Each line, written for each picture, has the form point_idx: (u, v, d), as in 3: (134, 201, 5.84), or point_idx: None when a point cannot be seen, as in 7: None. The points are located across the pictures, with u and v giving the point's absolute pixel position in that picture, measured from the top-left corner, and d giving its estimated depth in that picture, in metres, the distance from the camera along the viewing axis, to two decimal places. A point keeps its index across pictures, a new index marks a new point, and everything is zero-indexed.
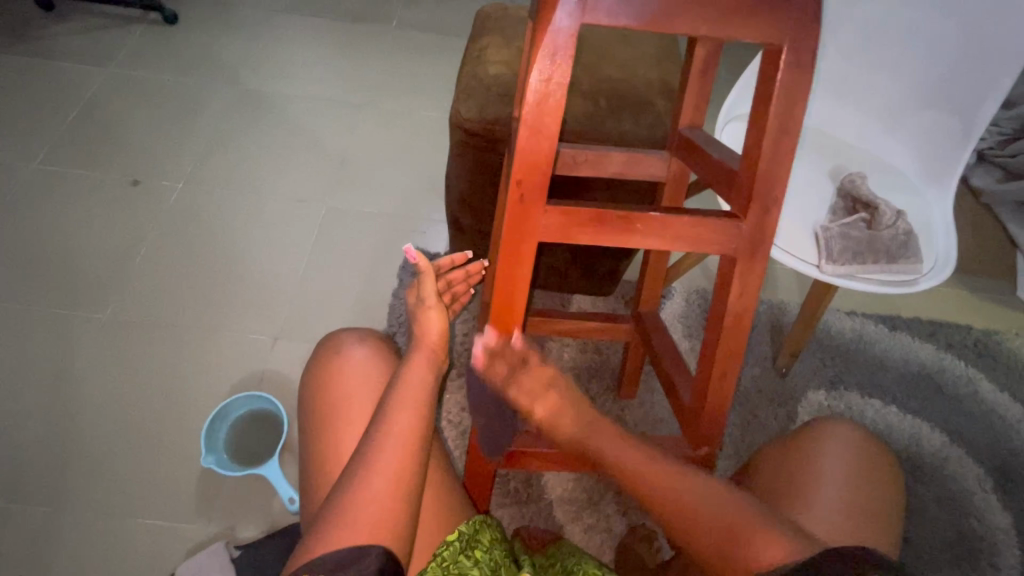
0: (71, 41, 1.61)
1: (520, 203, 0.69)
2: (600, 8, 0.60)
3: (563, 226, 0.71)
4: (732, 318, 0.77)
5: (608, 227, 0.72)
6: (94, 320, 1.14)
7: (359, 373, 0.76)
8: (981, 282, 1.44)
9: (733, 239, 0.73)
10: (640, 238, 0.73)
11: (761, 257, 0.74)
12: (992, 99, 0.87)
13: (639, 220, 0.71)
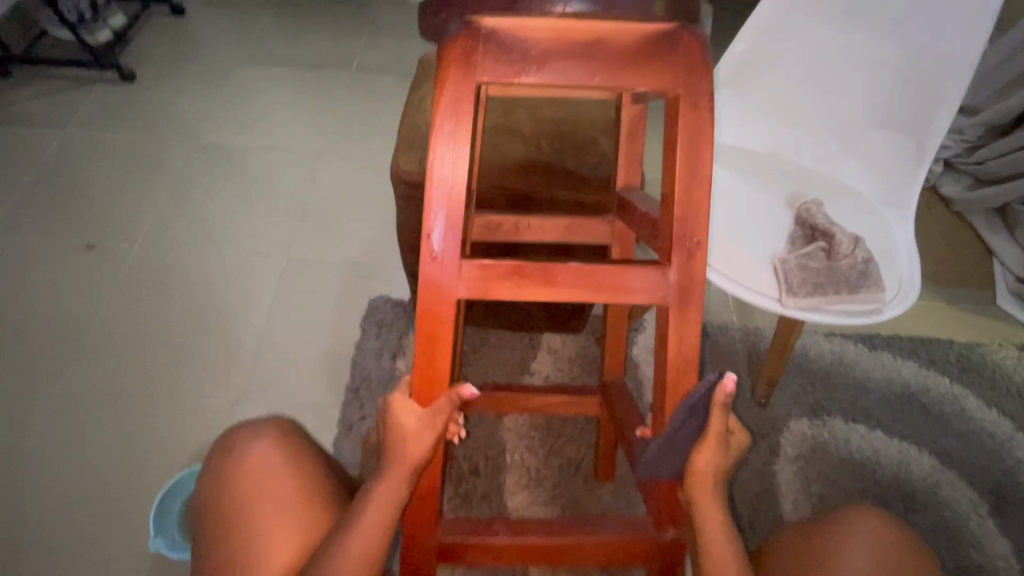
0: (29, 106, 1.62)
1: (432, 264, 0.54)
2: (491, 70, 0.50)
3: (477, 282, 0.55)
4: (668, 373, 0.58)
5: (521, 283, 0.56)
6: (48, 395, 1.13)
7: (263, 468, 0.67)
8: (960, 293, 1.41)
9: (659, 289, 0.56)
10: (564, 293, 0.56)
11: (694, 309, 0.57)
12: (943, 116, 0.86)
13: (558, 271, 0.55)
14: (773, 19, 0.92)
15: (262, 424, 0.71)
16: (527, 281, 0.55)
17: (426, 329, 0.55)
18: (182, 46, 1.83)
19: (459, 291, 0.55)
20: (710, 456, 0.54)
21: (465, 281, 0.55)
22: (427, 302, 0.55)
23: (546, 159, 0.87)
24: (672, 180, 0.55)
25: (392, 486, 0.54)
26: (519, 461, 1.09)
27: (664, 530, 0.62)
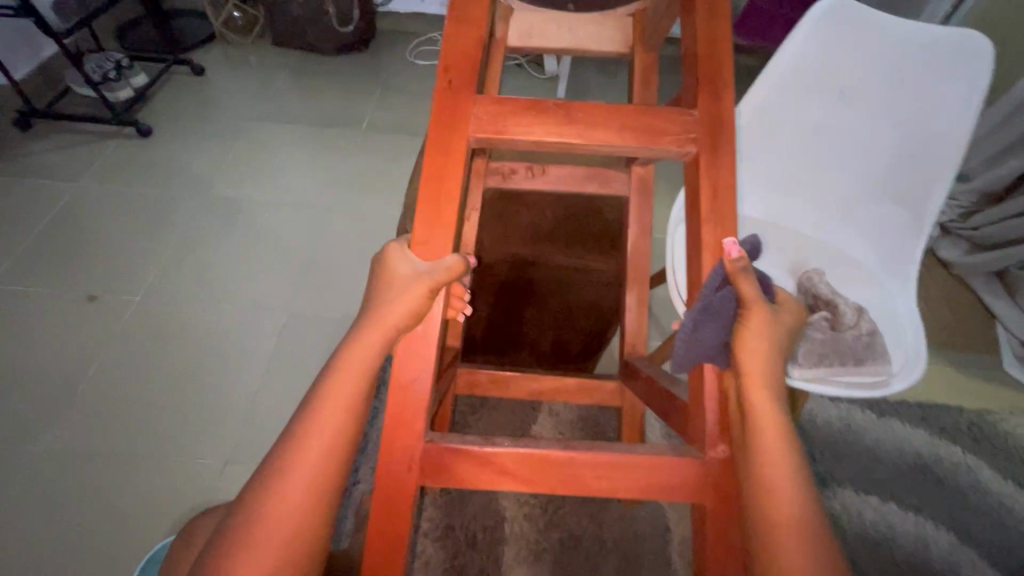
0: (46, 158, 1.67)
1: (448, 89, 0.53)
2: None
3: (496, 113, 0.52)
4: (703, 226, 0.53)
5: (536, 118, 0.53)
6: (35, 453, 1.12)
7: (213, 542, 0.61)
8: (966, 358, 1.39)
9: (687, 131, 0.53)
10: (591, 127, 0.52)
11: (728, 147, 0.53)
12: (938, 193, 0.87)
13: (582, 110, 0.53)
14: (762, 106, 0.93)
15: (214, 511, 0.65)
16: (551, 117, 0.52)
17: (437, 175, 0.50)
18: (199, 104, 1.90)
19: (475, 119, 0.52)
20: (758, 324, 0.49)
21: (482, 113, 0.52)
22: (440, 137, 0.51)
23: (552, 227, 0.87)
24: (695, 175, 0.54)
25: (372, 347, 0.47)
26: (518, 532, 1.04)
27: (714, 444, 0.50)
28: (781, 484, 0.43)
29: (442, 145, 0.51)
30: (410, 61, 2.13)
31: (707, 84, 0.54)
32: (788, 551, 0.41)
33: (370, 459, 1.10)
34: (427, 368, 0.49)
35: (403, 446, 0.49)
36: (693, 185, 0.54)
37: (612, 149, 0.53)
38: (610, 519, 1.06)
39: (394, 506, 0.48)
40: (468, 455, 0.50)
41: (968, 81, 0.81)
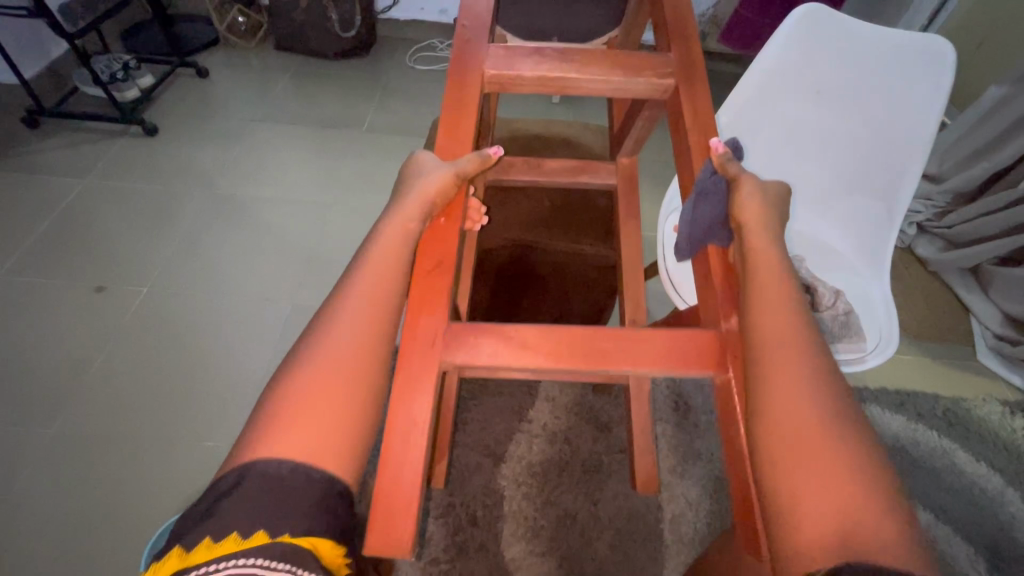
0: (52, 156, 1.70)
1: (464, 44, 0.64)
2: None
3: (506, 56, 0.63)
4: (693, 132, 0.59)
5: (539, 62, 0.63)
6: (46, 436, 1.15)
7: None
8: (942, 349, 1.46)
9: (663, 67, 0.63)
10: (585, 65, 0.63)
11: (699, 82, 0.62)
12: (906, 187, 0.93)
13: (575, 53, 0.64)
14: (747, 102, 1.00)
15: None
16: (550, 59, 0.63)
17: (455, 104, 0.60)
18: (203, 105, 1.95)
19: (487, 64, 0.63)
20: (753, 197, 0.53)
21: (494, 57, 0.63)
22: (455, 82, 0.61)
23: (548, 213, 0.98)
24: (675, 99, 0.63)
25: (404, 230, 0.52)
26: (517, 510, 1.08)
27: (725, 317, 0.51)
28: (778, 323, 0.45)
29: (460, 88, 0.61)
30: (409, 66, 2.20)
31: (677, 44, 0.65)
32: (786, 374, 0.42)
33: None
34: (448, 250, 0.54)
35: (427, 323, 0.49)
36: (675, 110, 0.63)
37: (603, 79, 0.62)
38: (605, 499, 1.10)
39: (414, 382, 0.47)
40: (491, 333, 0.50)
41: (931, 83, 0.88)
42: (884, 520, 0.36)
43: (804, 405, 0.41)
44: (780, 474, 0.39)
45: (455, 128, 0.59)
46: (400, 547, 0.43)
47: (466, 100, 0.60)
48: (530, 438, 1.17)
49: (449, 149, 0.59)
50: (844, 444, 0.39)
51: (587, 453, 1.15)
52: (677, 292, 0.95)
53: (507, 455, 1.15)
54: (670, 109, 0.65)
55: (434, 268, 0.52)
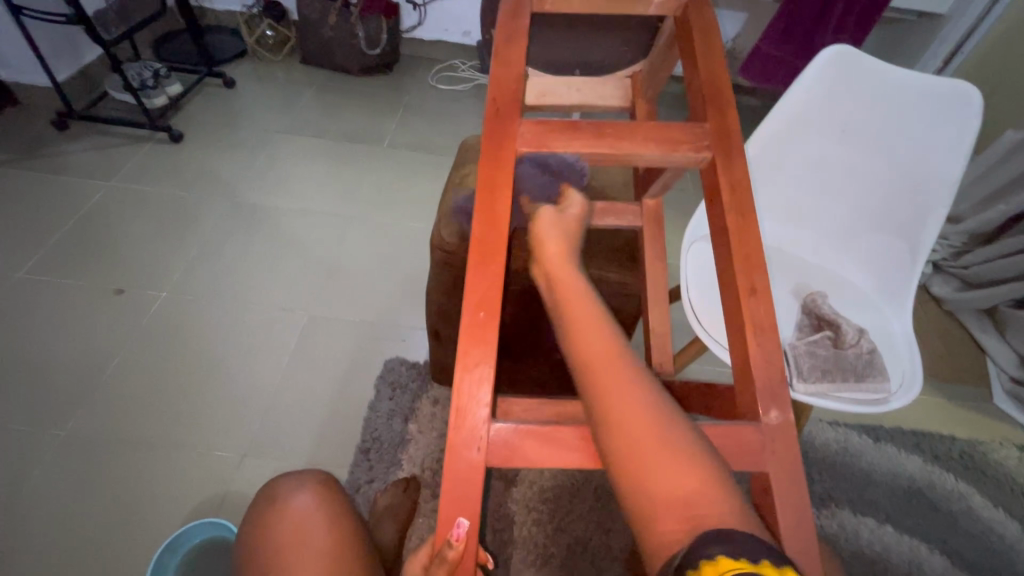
0: (79, 157, 1.73)
1: (494, 114, 0.62)
2: (524, 20, 0.68)
3: (540, 129, 0.60)
4: (721, 185, 0.60)
5: (575, 133, 0.61)
6: (55, 438, 1.15)
7: (296, 516, 0.69)
8: (958, 390, 1.45)
9: (700, 138, 0.62)
10: (618, 139, 0.61)
11: (738, 155, 0.61)
12: (931, 228, 0.93)
13: (610, 126, 0.61)
14: (773, 142, 1.01)
15: (299, 475, 0.75)
16: (583, 133, 0.61)
17: (491, 164, 0.59)
18: (229, 115, 1.98)
19: (518, 140, 0.60)
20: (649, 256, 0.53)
21: (526, 131, 0.60)
22: (488, 159, 0.59)
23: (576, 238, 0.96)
24: (711, 174, 0.61)
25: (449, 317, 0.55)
26: (527, 536, 1.07)
27: (761, 413, 0.51)
28: (602, 348, 0.48)
29: (495, 152, 0.59)
30: (432, 85, 2.24)
31: (713, 113, 0.63)
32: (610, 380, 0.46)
33: (387, 459, 1.15)
34: (490, 296, 0.54)
35: (469, 399, 0.51)
36: (710, 183, 0.62)
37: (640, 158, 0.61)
38: (617, 530, 1.08)
39: (462, 487, 0.49)
40: (537, 434, 0.52)
41: (956, 129, 0.90)
42: (720, 498, 0.38)
43: (638, 414, 0.43)
44: (624, 475, 0.41)
45: (490, 195, 0.57)
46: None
47: (501, 165, 0.59)
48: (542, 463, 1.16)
49: (484, 205, 0.57)
50: (670, 433, 0.42)
51: (598, 479, 1.14)
52: (701, 322, 0.95)
53: (520, 480, 1.13)
54: (705, 180, 0.64)
55: (477, 341, 0.53)
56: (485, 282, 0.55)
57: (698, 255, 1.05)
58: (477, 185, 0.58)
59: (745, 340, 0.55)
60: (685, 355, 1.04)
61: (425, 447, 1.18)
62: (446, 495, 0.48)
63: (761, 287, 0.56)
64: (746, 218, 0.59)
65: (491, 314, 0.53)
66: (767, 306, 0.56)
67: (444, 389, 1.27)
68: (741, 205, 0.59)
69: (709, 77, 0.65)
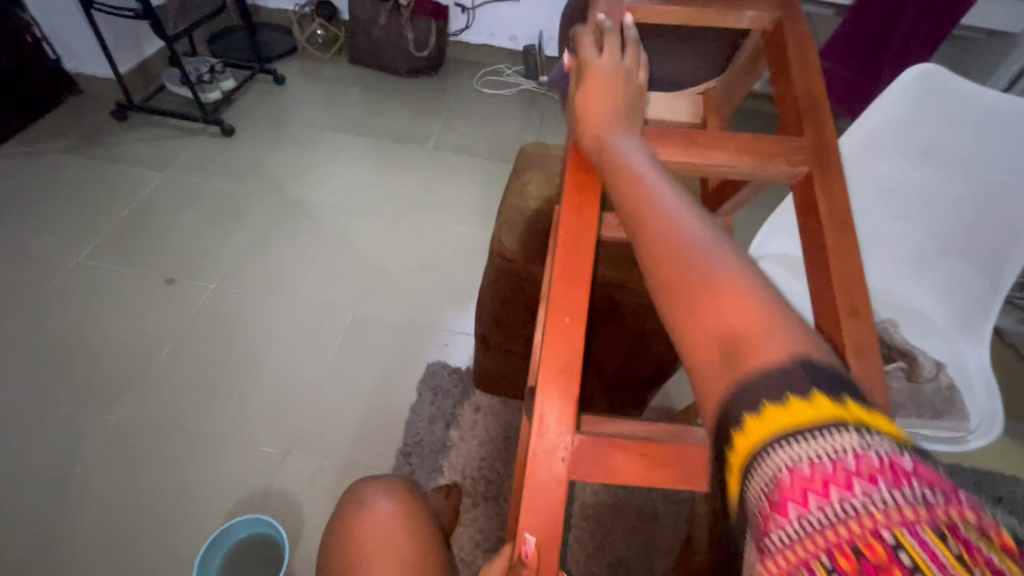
0: (135, 147, 1.77)
1: None
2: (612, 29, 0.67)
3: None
4: (819, 202, 0.58)
5: (668, 143, 0.60)
6: (106, 423, 1.17)
7: (383, 527, 0.68)
8: (1021, 428, 1.37)
9: (796, 153, 0.60)
10: (710, 151, 0.60)
11: (838, 175, 0.59)
12: (1015, 258, 0.88)
13: (702, 136, 0.61)
14: (846, 160, 0.97)
15: (375, 480, 0.74)
16: (676, 142, 0.60)
17: (579, 169, 0.58)
18: (278, 111, 2.01)
19: None
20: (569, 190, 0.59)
21: None
22: (576, 163, 0.58)
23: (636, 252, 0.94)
24: (809, 190, 0.60)
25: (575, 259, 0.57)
26: (569, 553, 1.04)
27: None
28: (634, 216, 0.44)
29: (584, 157, 0.59)
30: (476, 89, 2.24)
31: (809, 129, 0.62)
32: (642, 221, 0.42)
33: (428, 464, 1.14)
34: (578, 300, 0.53)
35: (551, 409, 0.49)
36: (807, 199, 0.60)
37: (731, 169, 0.60)
38: (660, 554, 1.05)
39: (543, 500, 0.47)
40: (621, 449, 0.51)
41: None
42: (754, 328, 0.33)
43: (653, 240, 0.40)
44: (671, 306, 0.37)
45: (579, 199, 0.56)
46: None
47: (590, 170, 0.58)
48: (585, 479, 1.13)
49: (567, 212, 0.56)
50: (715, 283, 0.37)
51: (642, 499, 1.11)
52: None
53: None
54: (798, 196, 0.62)
55: (560, 349, 0.51)
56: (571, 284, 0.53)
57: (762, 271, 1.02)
58: (563, 189, 0.57)
59: (844, 367, 0.53)
60: None
61: (467, 454, 1.16)
62: (525, 506, 0.47)
63: (862, 311, 0.54)
64: (845, 238, 0.57)
65: (577, 319, 0.52)
66: (868, 330, 0.53)
67: (485, 396, 1.26)
68: (841, 224, 0.57)
69: (806, 94, 0.63)
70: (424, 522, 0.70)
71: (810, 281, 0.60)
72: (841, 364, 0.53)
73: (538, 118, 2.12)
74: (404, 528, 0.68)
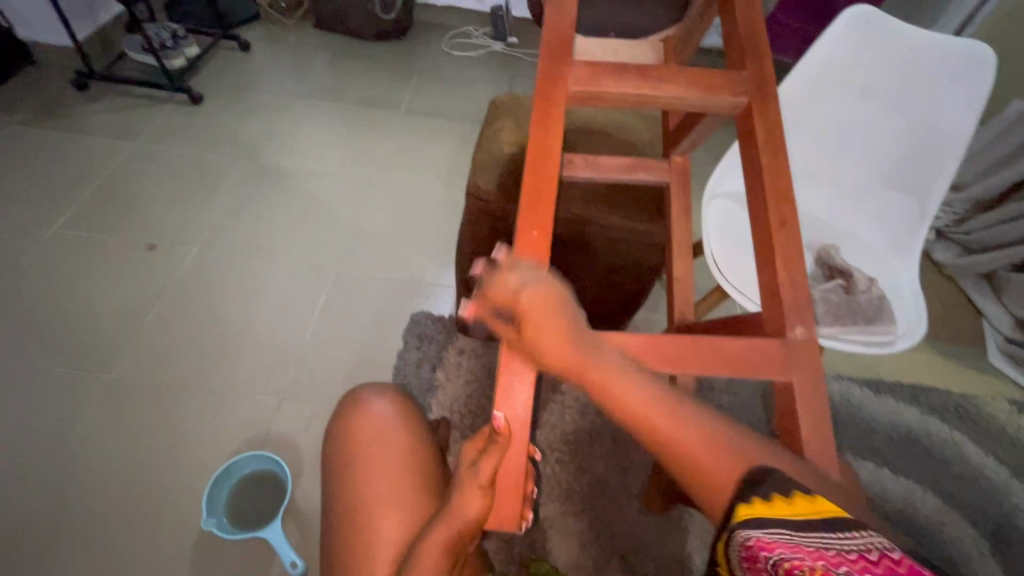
0: (102, 118, 1.75)
1: (548, 57, 0.67)
2: None
3: (591, 72, 0.66)
4: (757, 127, 0.65)
5: (624, 77, 0.66)
6: (101, 382, 1.21)
7: (379, 419, 0.77)
8: (954, 349, 1.52)
9: (737, 85, 0.67)
10: (661, 83, 0.66)
11: (773, 101, 0.66)
12: (940, 185, 0.99)
13: (655, 70, 0.67)
14: (795, 99, 1.05)
15: (370, 387, 0.82)
16: (632, 76, 0.66)
17: (545, 100, 0.65)
18: (245, 78, 1.99)
19: (571, 80, 0.65)
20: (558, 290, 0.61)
21: (577, 72, 0.66)
22: (542, 98, 0.65)
23: (602, 193, 1.01)
24: (748, 117, 0.67)
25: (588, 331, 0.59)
26: (551, 474, 1.14)
27: (788, 329, 0.58)
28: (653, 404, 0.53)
29: (549, 91, 0.65)
30: (445, 52, 2.24)
31: (749, 62, 0.68)
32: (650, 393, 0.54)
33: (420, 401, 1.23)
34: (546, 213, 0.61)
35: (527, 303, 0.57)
36: (747, 125, 0.68)
37: (681, 99, 0.66)
38: (634, 470, 1.16)
39: (515, 383, 0.55)
40: None
41: (968, 89, 0.94)
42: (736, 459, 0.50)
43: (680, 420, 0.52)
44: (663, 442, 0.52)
45: (546, 125, 0.64)
46: (510, 522, 0.53)
47: (555, 101, 0.65)
48: (563, 408, 1.22)
49: (534, 139, 0.63)
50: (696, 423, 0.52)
51: (616, 423, 1.21)
52: (721, 272, 1.01)
53: (543, 423, 1.20)
54: (740, 124, 0.69)
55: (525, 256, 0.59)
56: (539, 200, 0.61)
57: (719, 207, 1.10)
58: (532, 116, 0.64)
59: (775, 268, 0.61)
60: (704, 306, 1.10)
61: (453, 392, 1.24)
62: (501, 387, 0.55)
63: (790, 219, 0.62)
64: (780, 159, 0.65)
65: (543, 233, 0.60)
66: (794, 236, 0.62)
67: (468, 341, 1.33)
68: (776, 145, 0.65)
69: (748, 30, 0.70)
70: (415, 425, 0.79)
71: (749, 198, 0.68)
72: (773, 264, 0.62)
73: (508, 79, 2.14)
74: (398, 426, 0.77)
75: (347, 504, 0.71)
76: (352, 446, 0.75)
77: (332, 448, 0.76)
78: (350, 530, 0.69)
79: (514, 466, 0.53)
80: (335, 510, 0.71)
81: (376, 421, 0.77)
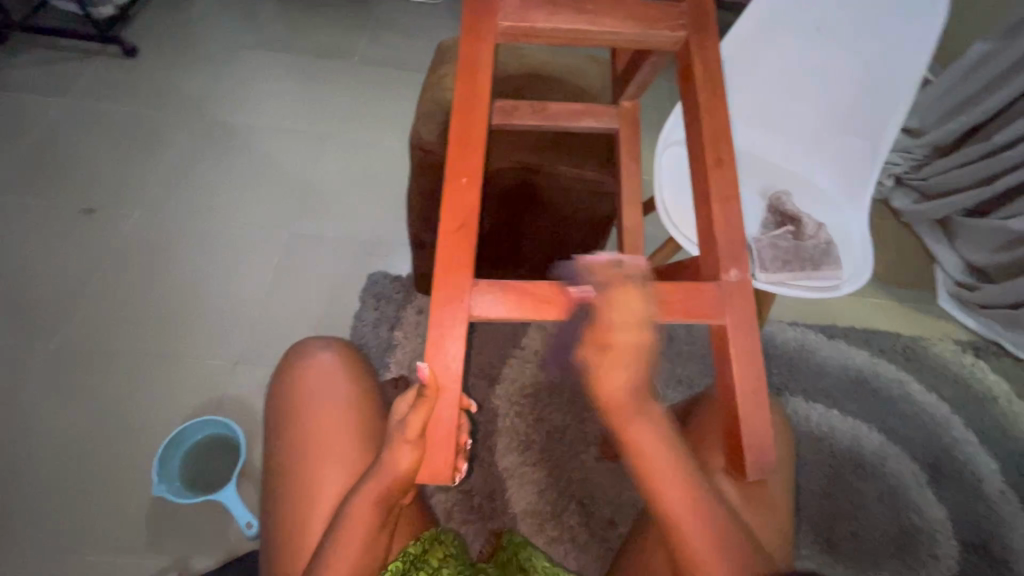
0: (26, 73, 1.62)
1: None
2: None
3: (522, 4, 0.62)
4: (695, 64, 0.63)
5: (557, 11, 0.62)
6: (42, 352, 1.16)
7: (325, 372, 0.75)
8: (906, 293, 1.56)
9: (677, 19, 0.64)
10: (597, 17, 0.62)
11: (712, 36, 0.63)
12: (891, 126, 0.98)
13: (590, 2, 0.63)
14: (751, 38, 1.01)
15: (317, 339, 0.81)
16: (565, 10, 0.62)
17: (473, 36, 0.60)
18: (185, 27, 1.85)
19: (499, 13, 0.61)
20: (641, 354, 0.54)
21: (506, 6, 0.62)
22: (469, 33, 0.60)
23: (552, 141, 0.98)
24: (687, 54, 0.64)
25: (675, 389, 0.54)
26: (510, 426, 1.16)
27: (723, 271, 0.58)
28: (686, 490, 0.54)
29: (475, 25, 0.61)
30: None
31: None
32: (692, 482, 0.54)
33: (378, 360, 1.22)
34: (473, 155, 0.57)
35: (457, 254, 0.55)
36: (686, 62, 0.65)
37: (617, 35, 0.63)
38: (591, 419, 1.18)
39: (447, 336, 0.53)
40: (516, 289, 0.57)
41: (922, 24, 0.91)
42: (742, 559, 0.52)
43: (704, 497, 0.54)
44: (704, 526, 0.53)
45: (473, 62, 0.60)
46: (442, 474, 0.53)
47: (482, 36, 0.61)
48: (523, 361, 1.23)
49: (462, 77, 0.59)
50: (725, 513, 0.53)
51: (575, 374, 1.22)
52: (671, 221, 1.00)
53: (502, 377, 1.21)
54: (680, 61, 0.66)
55: (454, 203, 0.56)
56: (468, 143, 0.58)
57: (673, 154, 1.08)
58: (458, 52, 0.60)
59: (710, 211, 0.60)
60: (657, 256, 1.10)
61: (412, 351, 1.24)
62: (432, 340, 0.53)
63: (727, 160, 0.61)
64: (718, 97, 0.62)
65: (473, 179, 0.57)
66: (730, 177, 0.61)
67: (428, 299, 1.32)
68: (714, 84, 0.62)
69: None
70: (361, 378, 0.77)
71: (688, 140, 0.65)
72: (709, 206, 0.61)
73: None
74: (345, 379, 0.75)
75: (287, 465, 0.70)
76: (297, 400, 0.73)
77: (277, 402, 0.75)
78: (293, 489, 0.68)
79: (446, 418, 0.53)
80: (278, 465, 0.71)
81: (322, 375, 0.75)
